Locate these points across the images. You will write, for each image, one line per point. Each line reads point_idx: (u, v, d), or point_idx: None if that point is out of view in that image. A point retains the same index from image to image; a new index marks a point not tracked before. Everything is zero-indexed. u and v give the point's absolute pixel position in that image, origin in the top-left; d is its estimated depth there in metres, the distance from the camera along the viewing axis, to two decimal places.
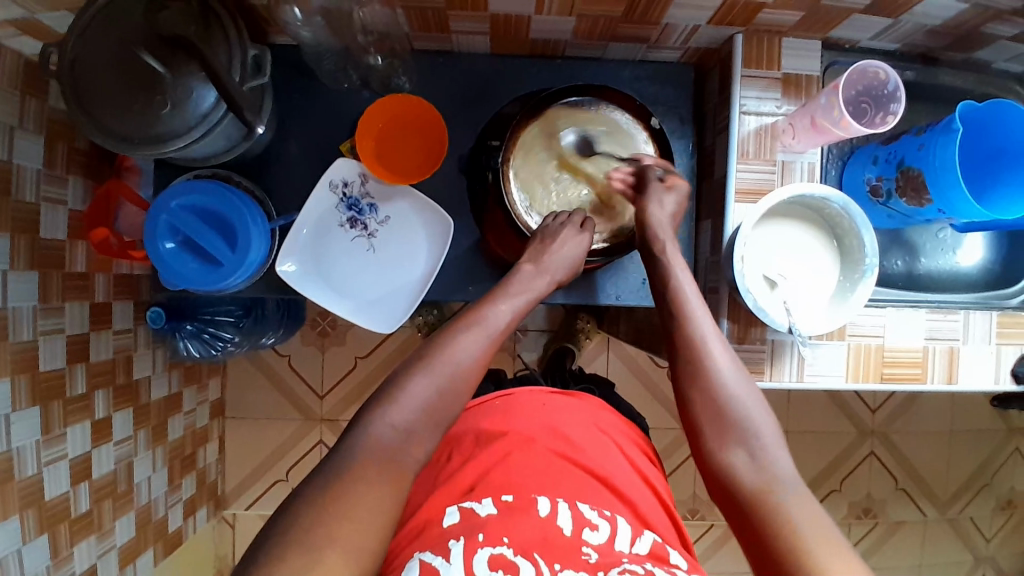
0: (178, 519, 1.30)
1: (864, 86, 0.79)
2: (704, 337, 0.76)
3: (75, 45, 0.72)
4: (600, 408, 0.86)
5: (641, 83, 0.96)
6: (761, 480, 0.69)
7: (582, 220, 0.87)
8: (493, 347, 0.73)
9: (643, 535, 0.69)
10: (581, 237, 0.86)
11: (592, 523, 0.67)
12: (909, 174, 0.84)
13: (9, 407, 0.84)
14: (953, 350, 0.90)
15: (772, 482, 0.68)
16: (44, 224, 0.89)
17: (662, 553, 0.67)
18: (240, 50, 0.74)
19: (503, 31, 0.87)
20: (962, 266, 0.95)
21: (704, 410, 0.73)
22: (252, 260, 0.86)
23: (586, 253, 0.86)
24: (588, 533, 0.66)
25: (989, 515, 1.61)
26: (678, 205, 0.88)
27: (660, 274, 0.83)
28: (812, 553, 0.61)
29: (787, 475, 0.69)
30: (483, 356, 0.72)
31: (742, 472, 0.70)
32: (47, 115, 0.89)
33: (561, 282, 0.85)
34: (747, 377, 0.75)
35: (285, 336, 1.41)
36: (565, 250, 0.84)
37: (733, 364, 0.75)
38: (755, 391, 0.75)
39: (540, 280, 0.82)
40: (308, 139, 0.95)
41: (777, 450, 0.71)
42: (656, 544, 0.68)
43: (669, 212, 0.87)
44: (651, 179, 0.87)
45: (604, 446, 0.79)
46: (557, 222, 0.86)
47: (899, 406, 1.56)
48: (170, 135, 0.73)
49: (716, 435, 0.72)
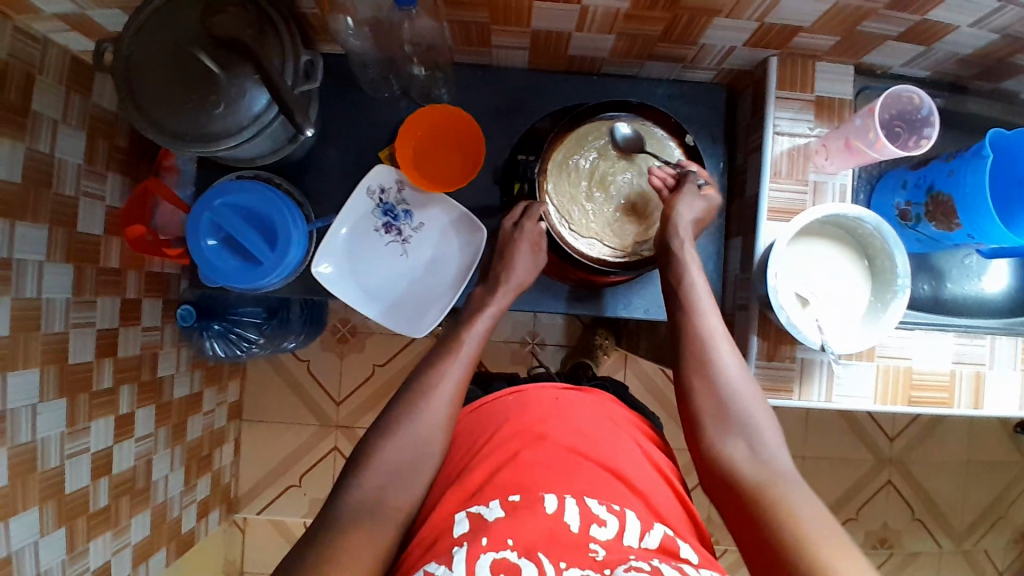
0: (191, 521, 1.30)
1: (898, 110, 0.82)
2: (708, 335, 0.77)
3: (129, 43, 0.75)
4: (611, 402, 0.83)
5: (673, 102, 0.99)
6: (761, 472, 0.69)
7: (536, 210, 0.88)
8: (471, 368, 0.76)
9: (654, 529, 0.67)
10: (529, 248, 0.87)
11: (600, 518, 0.65)
12: (938, 199, 0.86)
13: (37, 398, 0.85)
14: (979, 375, 0.91)
15: (773, 473, 0.69)
16: (81, 218, 0.91)
17: (672, 547, 0.65)
18: (292, 55, 0.77)
19: (542, 47, 0.89)
20: (987, 293, 0.95)
21: (706, 401, 0.74)
22: (291, 261, 0.87)
23: (540, 259, 0.88)
24: (595, 529, 0.64)
25: (1004, 548, 1.59)
26: (704, 212, 0.87)
27: (673, 270, 0.83)
28: (802, 527, 0.62)
29: (786, 471, 0.69)
30: (460, 386, 0.75)
31: (742, 464, 0.70)
32: (90, 111, 0.91)
33: (526, 284, 0.87)
34: (750, 376, 0.76)
35: (306, 341, 1.43)
36: (520, 260, 0.87)
37: (737, 362, 0.76)
38: (759, 393, 0.75)
39: (504, 292, 0.85)
40: (346, 145, 0.98)
41: (779, 448, 0.71)
42: (667, 538, 0.66)
43: (693, 216, 0.85)
44: (692, 183, 0.87)
45: (618, 437, 0.77)
46: (511, 224, 0.89)
47: (916, 434, 1.55)
48: (222, 133, 0.76)
49: (717, 428, 0.73)
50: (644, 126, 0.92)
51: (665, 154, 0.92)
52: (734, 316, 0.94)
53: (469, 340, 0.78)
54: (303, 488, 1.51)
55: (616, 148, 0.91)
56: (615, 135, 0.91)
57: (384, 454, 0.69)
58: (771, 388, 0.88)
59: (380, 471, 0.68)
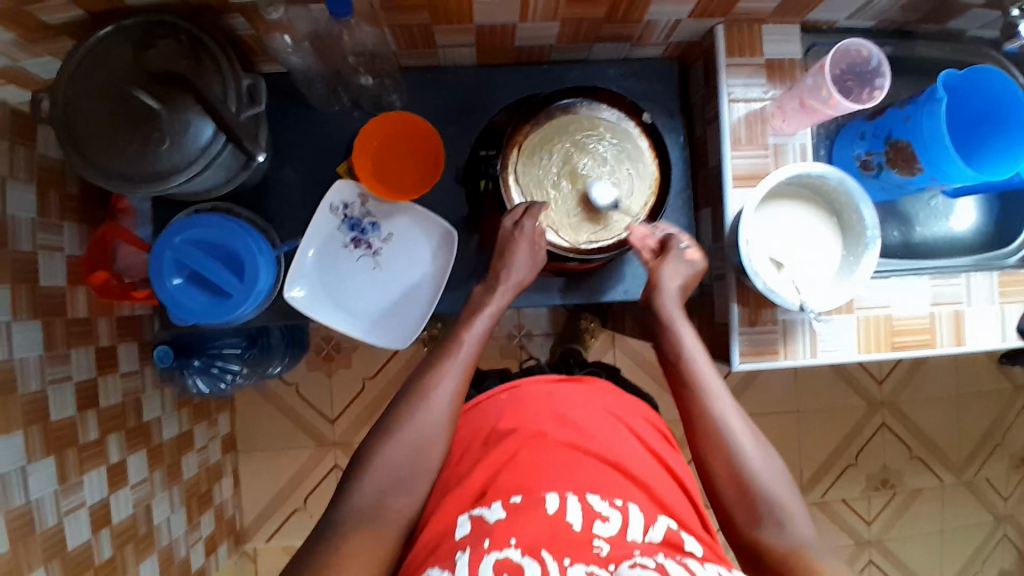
0: (200, 559, 1.28)
1: (848, 64, 0.82)
2: (720, 412, 0.76)
3: (66, 90, 0.72)
4: (610, 393, 0.84)
5: (627, 81, 0.98)
6: (792, 548, 0.68)
7: (524, 211, 0.85)
8: (469, 370, 0.74)
9: (658, 521, 0.66)
10: (529, 245, 0.83)
11: (603, 514, 0.64)
12: (897, 146, 0.87)
13: (24, 460, 0.83)
14: (958, 313, 0.93)
15: (803, 548, 0.68)
16: (42, 271, 0.89)
17: (676, 541, 0.65)
18: (233, 80, 0.75)
19: (488, 41, 0.88)
20: (956, 232, 0.96)
21: (724, 479, 0.73)
22: (261, 288, 0.86)
23: (538, 255, 0.84)
24: (598, 525, 0.63)
25: (1003, 474, 1.63)
26: (688, 279, 0.86)
27: (671, 343, 0.82)
28: None
29: (816, 544, 0.68)
30: (459, 387, 0.74)
31: (774, 542, 0.68)
32: (37, 163, 0.88)
33: (525, 283, 0.84)
34: (767, 447, 0.75)
35: (291, 364, 1.41)
36: (520, 258, 0.83)
37: (753, 434, 0.75)
38: (778, 465, 0.74)
39: (502, 292, 0.83)
40: (303, 165, 0.96)
41: (806, 519, 0.70)
42: (670, 531, 0.66)
43: (678, 282, 0.85)
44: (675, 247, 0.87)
45: (616, 430, 0.77)
46: (511, 223, 0.84)
47: (905, 374, 1.58)
48: (170, 171, 0.73)
49: (742, 507, 0.71)
50: (621, 125, 0.90)
51: (639, 153, 0.90)
52: (711, 286, 0.95)
53: (468, 342, 0.76)
54: (309, 510, 1.50)
55: (589, 145, 0.89)
56: (596, 134, 0.89)
57: (387, 473, 0.68)
58: (756, 352, 0.89)
59: (381, 494, 0.67)
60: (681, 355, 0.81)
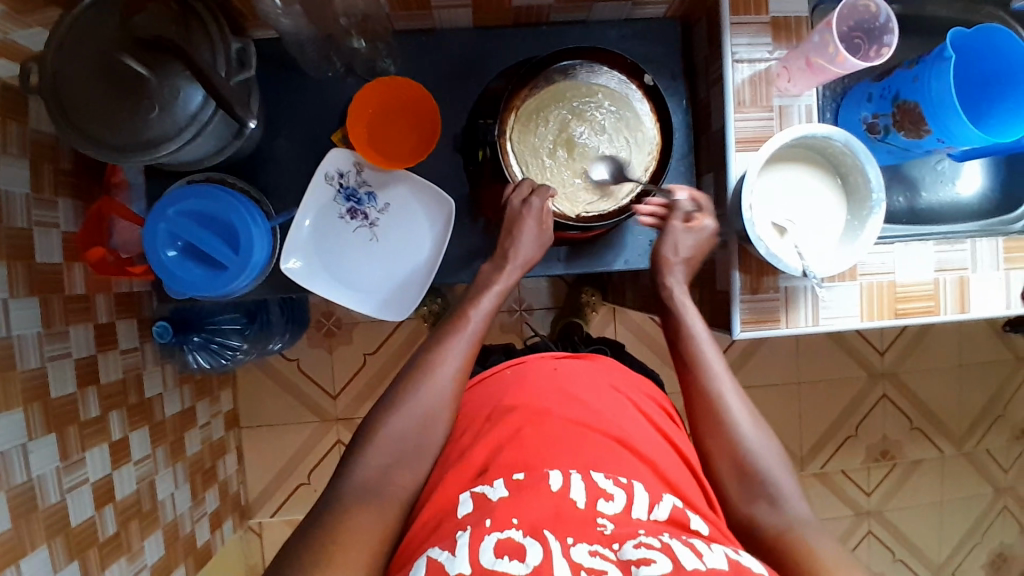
0: (205, 533, 1.29)
1: (856, 20, 0.79)
2: (719, 393, 0.75)
3: (54, 58, 0.70)
4: (615, 370, 0.83)
5: (628, 43, 0.95)
6: (783, 522, 0.67)
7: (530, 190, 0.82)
8: (474, 346, 0.74)
9: (663, 500, 0.65)
10: (536, 223, 0.81)
11: (607, 493, 0.63)
12: (904, 108, 0.85)
13: (25, 437, 0.83)
14: (963, 279, 0.91)
15: (795, 522, 0.67)
16: (38, 248, 0.87)
17: (682, 519, 0.64)
18: (222, 44, 0.73)
19: (484, 2, 0.85)
20: (962, 197, 0.96)
21: (722, 460, 0.72)
22: (257, 261, 0.85)
23: (548, 234, 0.83)
24: (602, 504, 0.62)
25: (1004, 445, 1.64)
26: (697, 247, 0.85)
27: (674, 325, 0.81)
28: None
29: (808, 519, 0.67)
30: (464, 364, 0.73)
31: (767, 519, 0.68)
32: (29, 137, 0.86)
33: (533, 261, 0.83)
34: (765, 427, 0.74)
35: (292, 340, 1.41)
36: (526, 236, 0.82)
37: (752, 414, 0.74)
38: (775, 444, 0.73)
39: (511, 270, 0.81)
40: (297, 135, 0.94)
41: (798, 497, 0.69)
42: (676, 509, 0.65)
43: (684, 254, 0.84)
44: (677, 216, 0.85)
45: (622, 405, 0.77)
46: (516, 201, 0.82)
47: (907, 345, 1.57)
48: (161, 139, 0.72)
49: (739, 485, 0.71)
50: (623, 90, 0.88)
51: (638, 121, 0.89)
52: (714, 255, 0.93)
53: (476, 317, 0.75)
54: (313, 485, 1.51)
55: (588, 112, 0.87)
56: (595, 100, 0.87)
57: (390, 446, 0.68)
58: (758, 320, 0.88)
59: (383, 468, 0.67)
60: (682, 336, 0.80)
